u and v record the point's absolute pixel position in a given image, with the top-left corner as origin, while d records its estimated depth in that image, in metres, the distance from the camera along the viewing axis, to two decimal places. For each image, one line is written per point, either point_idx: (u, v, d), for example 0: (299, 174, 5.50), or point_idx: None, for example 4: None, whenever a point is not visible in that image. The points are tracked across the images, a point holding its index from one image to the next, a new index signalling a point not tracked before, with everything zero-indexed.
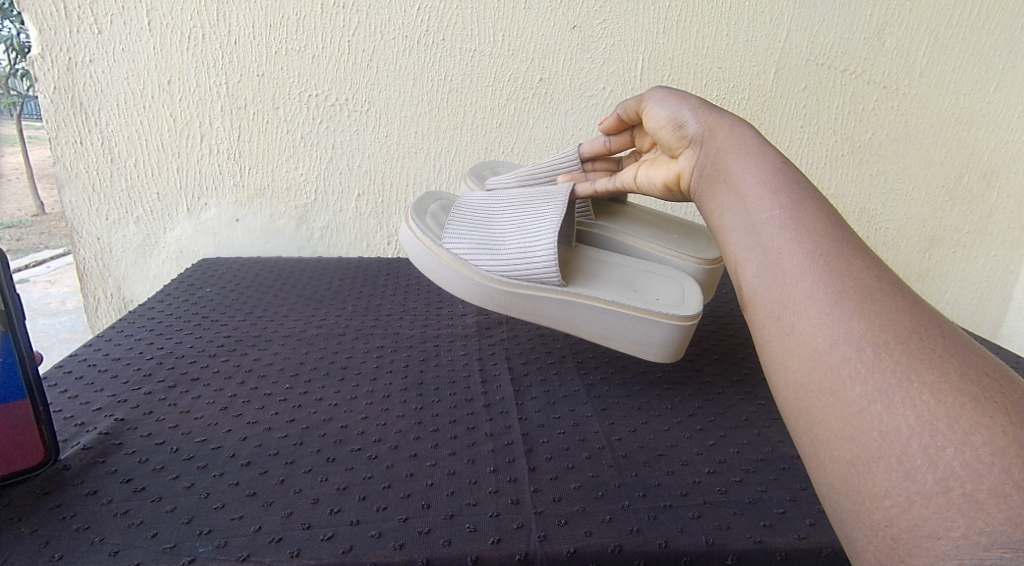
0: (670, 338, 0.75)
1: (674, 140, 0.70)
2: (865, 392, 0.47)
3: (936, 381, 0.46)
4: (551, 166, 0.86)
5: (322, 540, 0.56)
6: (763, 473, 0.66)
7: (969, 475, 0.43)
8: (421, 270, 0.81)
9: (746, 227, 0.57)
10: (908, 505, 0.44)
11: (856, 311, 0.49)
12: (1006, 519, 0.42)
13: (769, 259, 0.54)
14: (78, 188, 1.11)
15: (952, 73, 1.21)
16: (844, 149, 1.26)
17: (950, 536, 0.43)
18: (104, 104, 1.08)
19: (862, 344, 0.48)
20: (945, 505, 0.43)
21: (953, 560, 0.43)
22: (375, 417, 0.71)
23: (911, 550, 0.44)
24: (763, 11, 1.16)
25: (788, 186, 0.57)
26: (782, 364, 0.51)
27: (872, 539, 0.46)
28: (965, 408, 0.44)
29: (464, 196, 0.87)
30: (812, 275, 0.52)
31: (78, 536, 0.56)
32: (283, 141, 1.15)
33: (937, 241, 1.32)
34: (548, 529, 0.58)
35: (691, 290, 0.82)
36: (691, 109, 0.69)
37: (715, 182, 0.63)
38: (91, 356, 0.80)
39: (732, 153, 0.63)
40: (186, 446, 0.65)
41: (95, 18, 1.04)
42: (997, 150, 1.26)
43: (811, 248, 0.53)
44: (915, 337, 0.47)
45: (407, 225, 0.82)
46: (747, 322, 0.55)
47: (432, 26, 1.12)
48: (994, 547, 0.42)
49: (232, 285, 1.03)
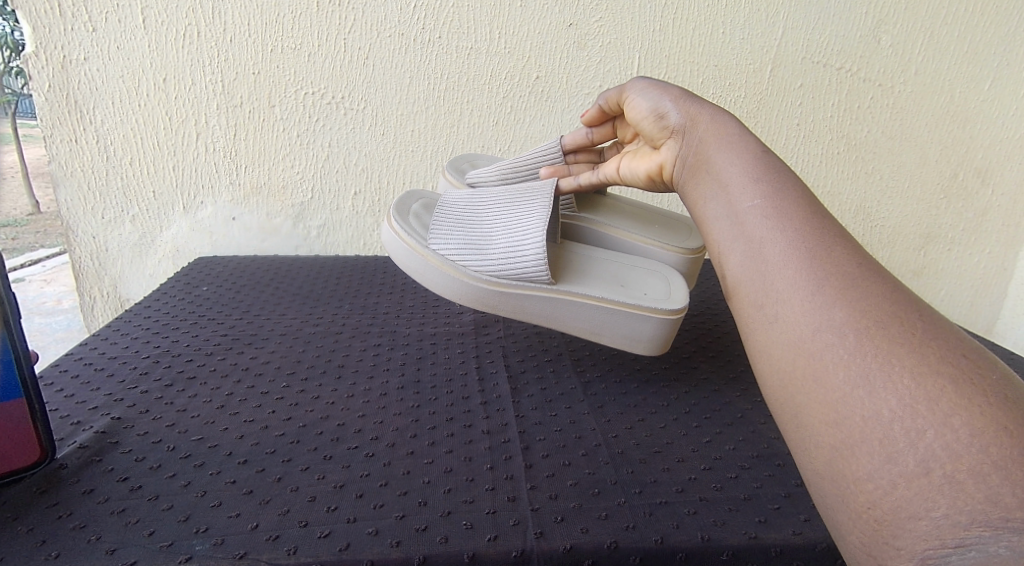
0: (659, 331, 0.76)
1: (655, 131, 0.70)
2: (848, 377, 0.47)
3: (916, 365, 0.46)
4: (535, 161, 0.86)
5: (319, 537, 0.56)
6: (759, 469, 0.66)
7: (948, 456, 0.43)
8: (405, 271, 0.81)
9: (729, 216, 0.58)
10: (891, 487, 0.45)
11: (836, 298, 0.49)
12: (984, 498, 0.42)
13: (752, 249, 0.55)
14: (73, 186, 1.11)
15: (946, 70, 1.21)
16: (840, 145, 1.26)
17: (931, 516, 0.43)
18: (99, 102, 1.08)
19: (844, 330, 0.48)
20: (926, 486, 0.44)
21: (934, 540, 0.43)
22: (372, 414, 0.71)
23: (894, 532, 0.44)
24: (760, 8, 1.16)
25: (769, 174, 0.57)
26: (766, 353, 0.52)
27: (856, 521, 0.46)
28: (945, 390, 0.45)
29: (447, 195, 0.86)
30: (794, 264, 0.52)
31: (75, 535, 0.56)
32: (279, 139, 1.15)
33: (933, 238, 1.32)
34: (543, 525, 0.58)
35: (678, 283, 0.83)
36: (672, 99, 0.69)
37: (697, 172, 0.63)
38: (87, 355, 0.80)
39: (713, 143, 0.63)
40: (183, 444, 0.65)
41: (90, 17, 1.03)
42: (993, 147, 1.26)
43: (792, 236, 0.53)
44: (896, 321, 0.48)
45: (389, 226, 0.81)
46: (731, 311, 0.56)
47: (428, 24, 1.12)
48: (973, 526, 0.42)
49: (230, 284, 1.03)
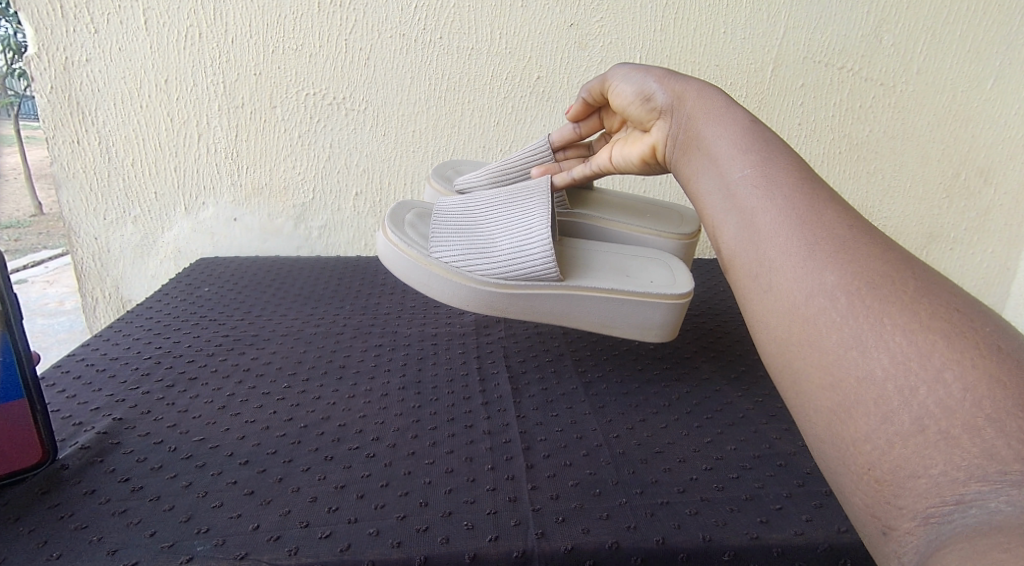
0: (669, 317, 0.76)
1: (643, 114, 0.70)
2: (841, 340, 0.47)
3: (907, 322, 0.45)
4: (525, 162, 0.86)
5: (320, 538, 0.56)
6: (761, 469, 0.66)
7: (942, 412, 0.42)
8: (406, 283, 0.79)
9: (721, 190, 0.58)
10: (888, 447, 0.44)
11: (828, 262, 0.49)
12: (980, 452, 0.41)
13: (744, 220, 0.55)
14: (75, 187, 1.11)
15: (949, 69, 1.21)
16: (842, 145, 1.26)
17: (930, 474, 0.42)
18: (101, 103, 1.08)
19: (836, 293, 0.48)
20: (922, 444, 0.43)
21: (935, 498, 0.42)
22: (373, 415, 0.71)
23: (895, 491, 0.43)
24: (761, 8, 1.16)
25: (758, 144, 0.58)
26: (764, 321, 0.51)
27: (857, 484, 0.45)
28: (936, 345, 0.44)
29: (440, 203, 0.85)
30: (786, 231, 0.52)
31: (76, 536, 0.56)
32: (281, 140, 1.15)
33: (936, 237, 1.32)
34: (545, 526, 0.58)
35: (680, 268, 0.84)
36: (656, 80, 0.69)
37: (688, 149, 0.64)
38: (89, 356, 0.80)
39: (701, 118, 0.63)
40: (185, 445, 0.65)
41: (91, 18, 1.04)
42: (996, 147, 1.26)
43: (782, 203, 0.53)
44: (888, 281, 0.47)
45: (385, 236, 0.79)
46: (729, 283, 0.56)
47: (429, 25, 1.12)
48: (972, 482, 0.41)
49: (230, 285, 1.03)
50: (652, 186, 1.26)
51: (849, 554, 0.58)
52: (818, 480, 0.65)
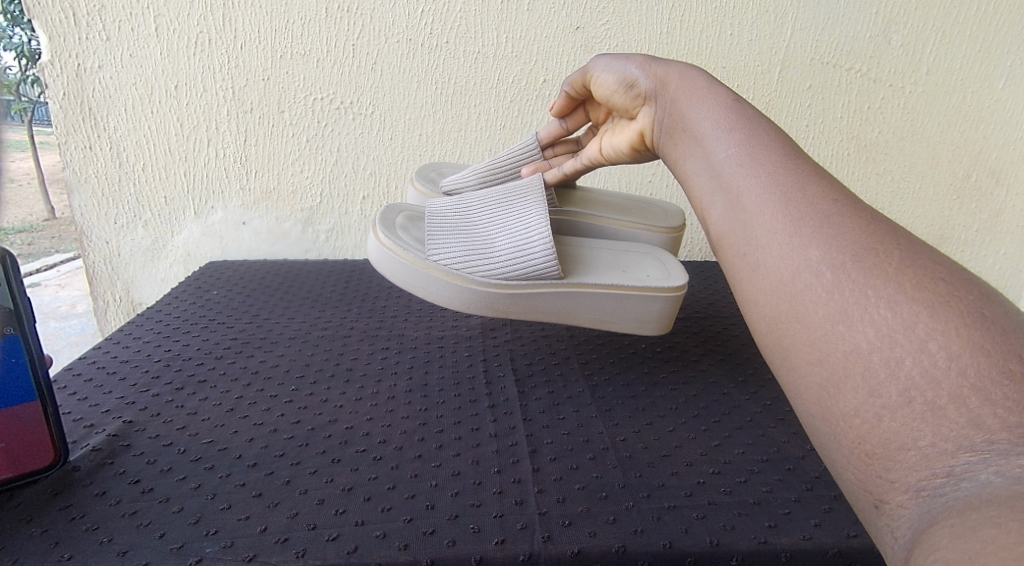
0: (666, 310, 0.78)
1: (627, 101, 0.70)
2: (827, 314, 0.47)
3: (892, 294, 0.45)
4: (513, 161, 0.86)
5: (328, 540, 0.57)
6: (769, 473, 0.66)
7: (927, 382, 0.43)
8: (404, 288, 0.77)
9: (708, 171, 0.58)
10: (877, 421, 0.44)
11: (814, 237, 0.49)
12: (966, 422, 0.41)
13: (731, 200, 0.55)
14: (87, 193, 1.12)
15: (958, 70, 1.21)
16: (851, 146, 1.25)
17: (918, 446, 0.42)
18: (112, 109, 1.09)
19: (820, 267, 0.48)
20: (909, 416, 0.43)
21: (924, 471, 0.42)
22: (379, 418, 0.71)
23: (885, 465, 0.43)
24: (768, 10, 1.16)
25: (743, 123, 0.58)
26: (754, 300, 0.51)
27: (849, 458, 0.45)
28: (920, 316, 0.44)
29: (431, 206, 0.84)
30: (770, 208, 0.52)
31: (87, 537, 0.57)
32: (288, 144, 1.16)
33: (946, 239, 1.32)
34: (551, 529, 0.58)
35: (672, 262, 0.86)
36: (637, 65, 0.69)
37: (675, 132, 0.64)
38: (101, 359, 0.81)
39: (685, 100, 0.63)
40: (194, 447, 0.66)
41: (103, 26, 1.05)
42: (1006, 147, 1.26)
43: (766, 180, 0.53)
44: (872, 253, 0.47)
45: (376, 238, 0.77)
46: (719, 263, 0.56)
47: (435, 28, 1.12)
48: (960, 452, 0.41)
49: (238, 288, 1.04)
50: (658, 188, 1.26)
51: (856, 553, 0.58)
52: (827, 482, 0.65)
